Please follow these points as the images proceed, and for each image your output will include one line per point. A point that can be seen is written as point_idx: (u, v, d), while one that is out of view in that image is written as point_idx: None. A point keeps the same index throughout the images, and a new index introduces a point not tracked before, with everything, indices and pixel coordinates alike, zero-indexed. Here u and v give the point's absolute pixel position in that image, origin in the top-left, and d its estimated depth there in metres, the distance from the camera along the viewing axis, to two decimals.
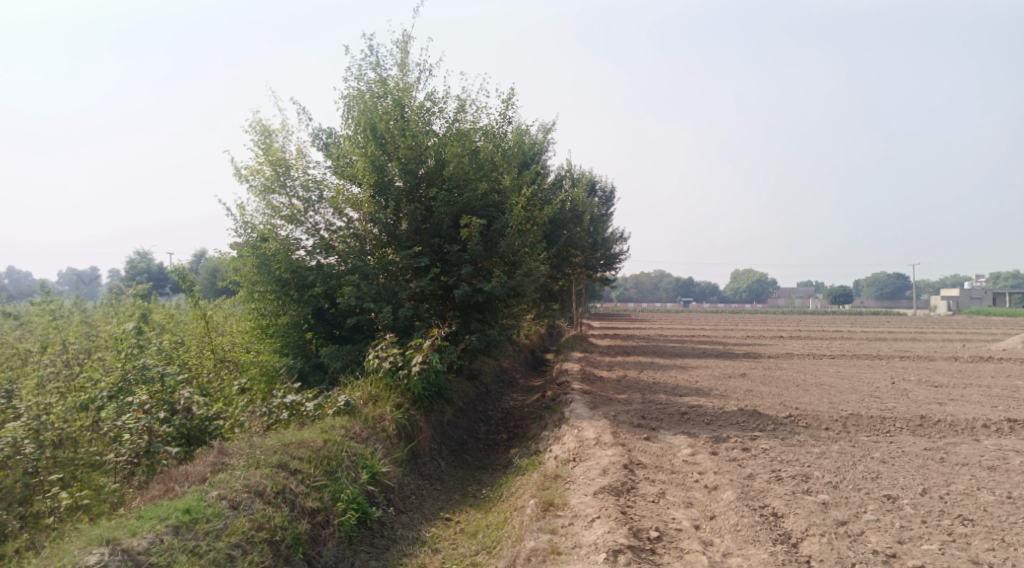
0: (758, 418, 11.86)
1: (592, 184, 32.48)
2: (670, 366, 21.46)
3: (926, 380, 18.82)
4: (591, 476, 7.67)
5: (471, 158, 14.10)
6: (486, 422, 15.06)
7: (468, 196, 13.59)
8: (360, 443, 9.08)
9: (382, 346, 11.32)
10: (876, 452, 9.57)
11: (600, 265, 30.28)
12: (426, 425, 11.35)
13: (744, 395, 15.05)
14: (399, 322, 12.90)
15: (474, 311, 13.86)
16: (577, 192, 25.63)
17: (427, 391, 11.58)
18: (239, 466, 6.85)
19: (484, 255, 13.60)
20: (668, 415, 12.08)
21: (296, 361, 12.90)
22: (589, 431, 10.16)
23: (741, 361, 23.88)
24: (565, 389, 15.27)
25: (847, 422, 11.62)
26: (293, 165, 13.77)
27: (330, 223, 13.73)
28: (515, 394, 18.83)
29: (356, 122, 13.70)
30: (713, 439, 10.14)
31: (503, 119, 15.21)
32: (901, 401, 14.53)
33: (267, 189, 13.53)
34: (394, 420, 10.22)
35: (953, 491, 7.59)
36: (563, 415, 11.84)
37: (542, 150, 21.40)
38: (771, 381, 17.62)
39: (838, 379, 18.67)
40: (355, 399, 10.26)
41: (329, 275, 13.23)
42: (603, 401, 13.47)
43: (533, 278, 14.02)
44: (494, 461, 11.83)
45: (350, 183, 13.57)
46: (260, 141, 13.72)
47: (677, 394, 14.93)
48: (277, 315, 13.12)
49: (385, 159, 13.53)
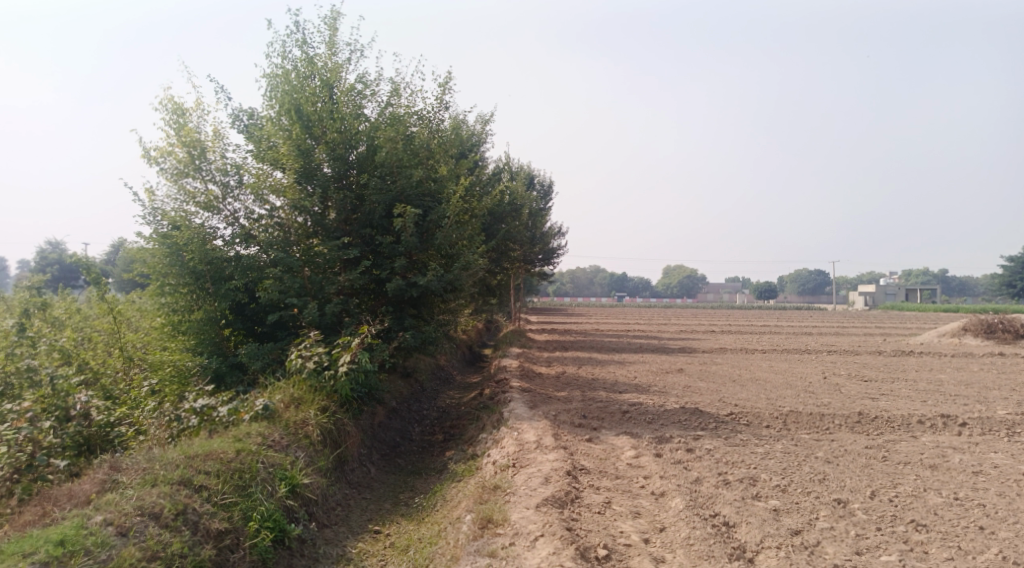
0: (700, 416, 11.57)
1: (530, 177, 32.10)
2: (608, 361, 21.18)
3: (856, 374, 19.03)
4: (531, 486, 7.14)
5: (405, 145, 13.39)
6: (420, 423, 14.42)
7: (401, 184, 12.85)
8: (280, 452, 8.31)
9: (307, 344, 10.52)
10: (819, 451, 9.34)
11: (538, 259, 29.91)
12: (355, 428, 10.64)
13: (683, 391, 14.79)
14: (325, 318, 12.09)
15: (408, 306, 13.13)
16: (515, 184, 25.13)
17: (356, 393, 10.85)
18: (131, 483, 6.23)
19: (418, 247, 12.89)
20: (608, 414, 11.66)
21: (211, 359, 11.94)
22: (528, 434, 9.63)
23: (678, 356, 23.83)
24: (503, 387, 14.73)
25: (789, 420, 11.42)
26: (209, 147, 12.80)
27: (250, 211, 12.80)
28: (451, 392, 18.20)
29: (281, 103, 12.83)
30: (657, 440, 9.75)
31: (440, 104, 14.54)
32: (836, 396, 14.52)
33: (181, 173, 12.54)
34: (318, 424, 9.48)
35: (902, 493, 7.34)
36: (500, 416, 11.28)
37: (480, 141, 20.81)
38: (708, 377, 17.47)
39: (773, 374, 18.69)
40: (274, 402, 9.49)
41: (249, 268, 12.34)
42: (541, 400, 12.97)
43: (471, 271, 13.38)
44: (428, 465, 11.19)
45: (272, 168, 12.69)
46: (172, 120, 12.71)
47: (616, 391, 14.56)
48: (190, 310, 12.14)
49: (312, 142, 12.69)
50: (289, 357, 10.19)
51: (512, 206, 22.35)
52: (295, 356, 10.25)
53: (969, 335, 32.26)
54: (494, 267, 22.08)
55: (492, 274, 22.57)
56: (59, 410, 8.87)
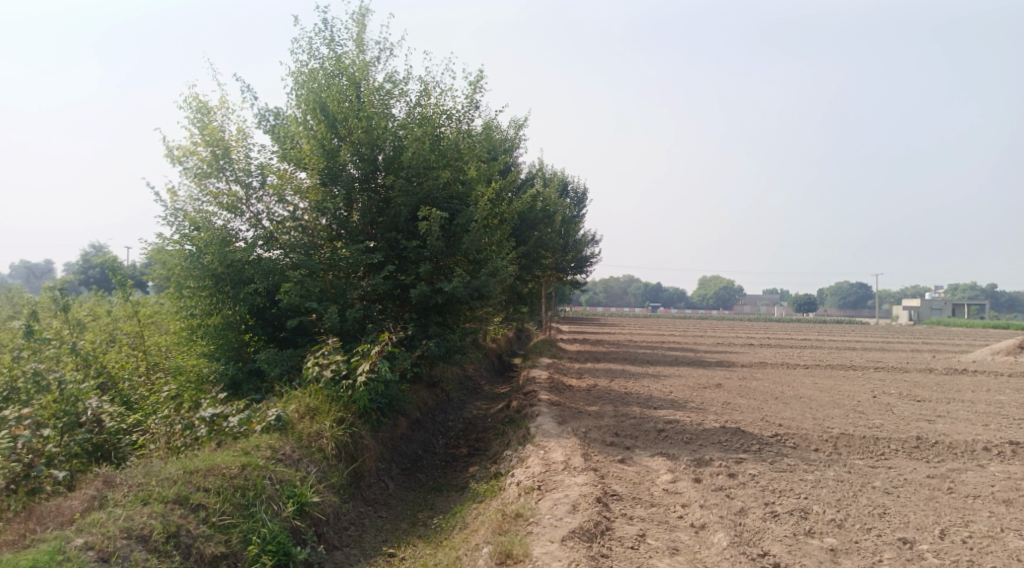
0: (741, 436, 10.78)
1: (564, 184, 31.50)
2: (642, 374, 20.41)
3: (906, 394, 17.96)
4: (557, 515, 6.49)
5: (433, 146, 12.88)
6: (445, 435, 13.87)
7: (428, 186, 12.31)
8: (290, 468, 7.78)
9: (325, 352, 10.02)
10: (876, 480, 8.51)
11: (571, 267, 29.24)
12: (373, 441, 10.10)
13: (722, 408, 13.99)
14: (347, 324, 11.58)
15: (433, 314, 12.54)
16: (549, 191, 24.54)
17: (376, 404, 10.32)
18: (121, 501, 5.79)
19: (445, 252, 12.32)
20: (643, 432, 10.94)
21: (229, 366, 11.49)
22: (556, 453, 8.97)
23: (716, 369, 22.93)
24: (531, 400, 14.10)
25: (838, 443, 10.57)
26: (233, 147, 12.41)
27: (273, 212, 12.38)
28: (478, 403, 17.61)
29: (306, 102, 12.42)
30: (695, 463, 9.02)
31: (470, 104, 14.01)
32: (888, 418, 13.58)
33: (205, 173, 12.18)
34: (333, 437, 8.95)
35: (976, 533, 6.53)
36: (527, 432, 10.64)
37: (513, 146, 20.29)
38: (748, 393, 16.62)
39: (817, 392, 17.73)
40: (288, 412, 9.00)
41: (270, 271, 11.91)
42: (571, 415, 12.30)
43: (500, 278, 12.79)
44: (449, 482, 10.61)
45: (297, 168, 12.27)
46: (196, 119, 12.35)
47: (650, 406, 13.82)
48: (209, 314, 11.68)
49: (337, 142, 12.24)
50: (305, 365, 9.68)
51: (544, 213, 21.75)
52: (312, 363, 9.75)
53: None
54: (526, 275, 21.45)
55: (523, 282, 21.96)
56: (67, 416, 8.47)
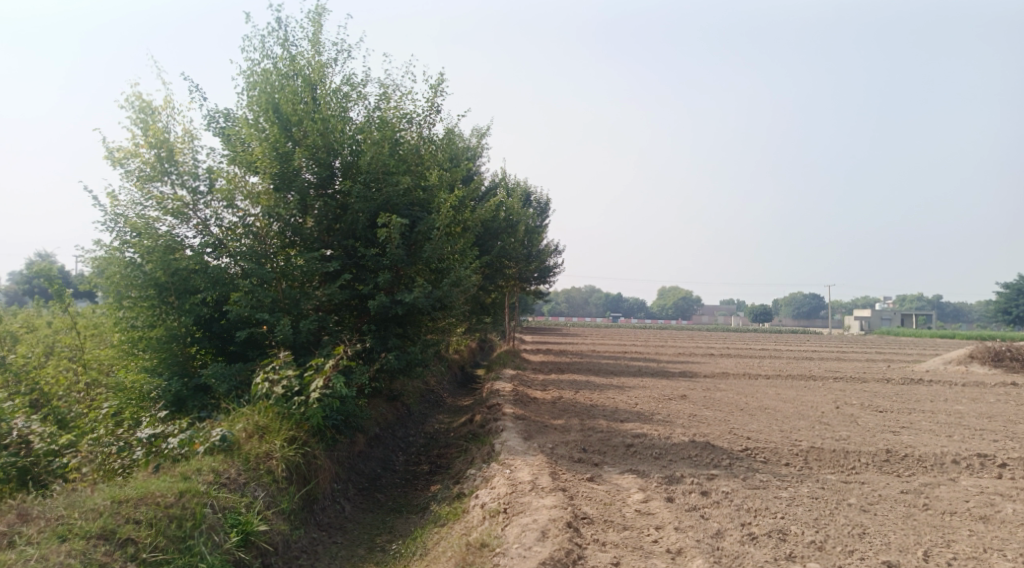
0: (712, 451, 10.48)
1: (527, 194, 31.19)
2: (606, 386, 20.10)
3: (868, 404, 17.96)
4: (525, 544, 6.05)
5: (393, 150, 12.40)
6: (405, 451, 13.32)
7: (387, 192, 11.81)
8: (235, 494, 7.20)
9: (276, 366, 9.42)
10: (852, 496, 8.25)
11: (534, 277, 28.91)
12: (328, 461, 9.54)
13: (689, 421, 13.70)
14: (300, 337, 10.94)
15: (393, 325, 11.99)
16: (511, 200, 24.19)
17: (330, 421, 9.76)
18: (35, 539, 5.28)
19: (405, 260, 11.81)
20: (611, 447, 10.56)
21: (172, 381, 10.69)
22: (522, 472, 8.53)
23: (679, 380, 22.75)
24: (495, 414, 13.63)
25: (810, 457, 10.33)
26: (179, 149, 11.75)
27: (222, 218, 11.71)
28: (440, 417, 17.08)
29: (259, 103, 11.85)
30: (666, 481, 8.66)
31: (431, 108, 13.57)
32: (854, 429, 13.44)
33: (148, 176, 11.48)
34: (283, 457, 8.36)
35: (960, 555, 6.27)
36: (491, 449, 10.18)
37: (475, 153, 19.87)
38: (713, 404, 16.40)
39: (781, 402, 17.61)
40: (235, 432, 8.39)
41: (219, 280, 11.17)
42: (536, 430, 11.87)
43: (462, 288, 12.33)
44: (409, 502, 10.07)
45: (248, 172, 11.67)
46: (139, 119, 11.65)
47: (617, 420, 13.46)
48: (151, 325, 10.98)
49: (291, 145, 11.69)
50: (254, 381, 9.08)
51: (507, 222, 21.38)
52: (261, 379, 9.14)
53: (976, 363, 31.22)
54: (488, 285, 21.01)
55: (486, 293, 21.52)
56: None
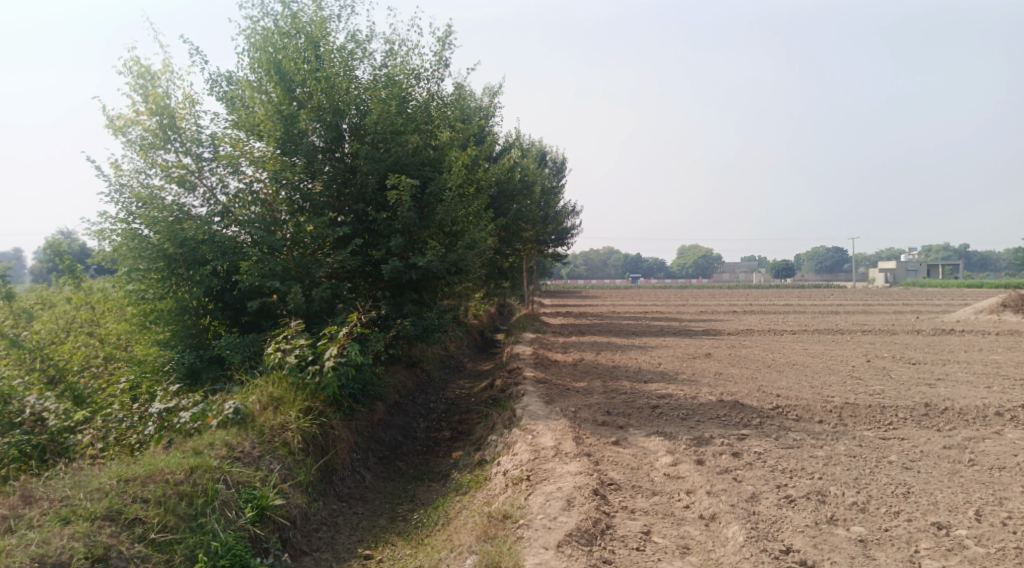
0: (741, 410, 10.10)
1: (542, 154, 30.58)
2: (629, 346, 19.75)
3: (900, 356, 17.45)
4: (550, 515, 5.76)
5: (401, 109, 11.94)
6: (425, 418, 13.11)
7: (396, 152, 11.38)
8: (250, 467, 6.97)
9: (288, 336, 9.15)
10: (892, 453, 7.86)
11: (551, 239, 28.44)
12: (346, 431, 9.30)
13: (715, 379, 13.33)
14: (313, 305, 10.68)
15: (407, 291, 11.69)
16: (526, 161, 23.67)
17: (347, 391, 9.50)
18: (36, 522, 5.08)
19: (417, 223, 11.44)
20: (636, 409, 10.23)
21: (185, 354, 10.47)
22: (545, 437, 8.23)
23: (704, 339, 22.32)
24: (516, 378, 13.35)
25: (844, 414, 9.93)
26: (181, 115, 11.37)
27: (228, 185, 11.37)
28: (460, 382, 16.86)
29: (261, 64, 11.42)
30: (695, 443, 8.32)
31: (439, 63, 13.05)
32: (888, 383, 12.99)
33: (151, 144, 11.15)
34: (299, 428, 8.12)
35: (1014, 514, 5.89)
36: (513, 414, 9.88)
37: (487, 112, 19.33)
38: (739, 361, 16.00)
39: (809, 358, 17.16)
40: (248, 403, 8.14)
41: (228, 249, 10.87)
42: (559, 393, 11.56)
43: (478, 250, 11.95)
44: (431, 470, 9.85)
45: (252, 137, 11.31)
46: (139, 85, 11.27)
47: (641, 380, 13.12)
48: (161, 298, 10.74)
49: (296, 107, 11.29)
50: (266, 351, 8.80)
51: (522, 182, 20.89)
52: (273, 349, 8.87)
53: (1008, 311, 30.41)
54: (506, 248, 20.63)
55: (503, 255, 21.15)
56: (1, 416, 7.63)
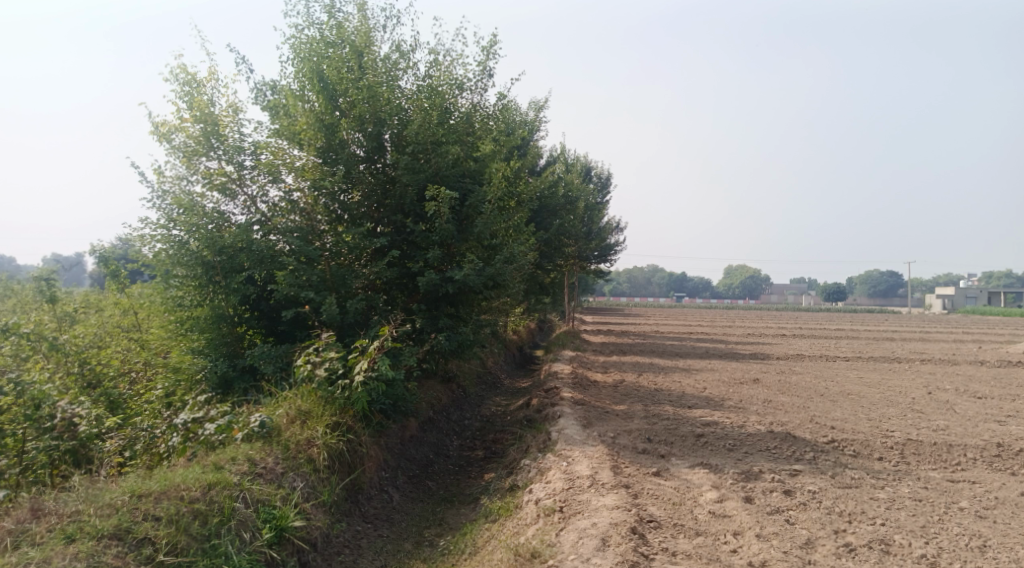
0: (792, 442, 9.49)
1: (587, 169, 30.19)
2: (672, 368, 19.13)
3: (962, 389, 16.46)
4: (583, 556, 5.32)
5: (443, 119, 11.68)
6: (459, 435, 12.74)
7: (436, 163, 11.13)
8: (272, 485, 6.67)
9: (318, 348, 8.87)
10: (962, 499, 7.21)
11: (595, 256, 27.94)
12: (374, 448, 8.97)
13: (764, 407, 12.67)
14: (348, 317, 10.43)
15: (444, 304, 11.37)
16: (571, 176, 23.28)
17: (378, 406, 9.19)
18: (42, 540, 4.85)
19: (456, 236, 11.14)
20: (679, 437, 9.69)
21: (219, 362, 10.26)
22: (581, 465, 7.77)
23: (751, 363, 21.53)
24: (553, 398, 12.90)
25: (906, 452, 9.23)
26: (225, 123, 11.27)
27: (269, 194, 11.21)
28: (497, 399, 16.45)
29: (304, 72, 11.29)
30: (743, 477, 7.76)
31: (483, 73, 12.79)
32: (951, 419, 12.17)
33: (194, 151, 11.06)
34: (325, 444, 7.80)
35: None
36: (548, 437, 9.45)
37: (532, 125, 19.02)
38: (789, 388, 15.27)
39: (864, 387, 16.32)
40: (274, 417, 7.86)
41: (265, 258, 10.66)
42: (598, 417, 11.08)
43: (517, 266, 11.59)
44: (462, 491, 9.45)
45: (293, 146, 11.16)
46: (184, 91, 11.21)
47: (685, 405, 12.55)
48: (197, 305, 10.55)
49: (338, 116, 11.13)
50: (296, 363, 8.52)
51: (566, 197, 20.51)
52: (303, 361, 8.59)
53: None
54: (548, 263, 20.21)
55: (545, 271, 20.72)
56: (30, 422, 7.44)
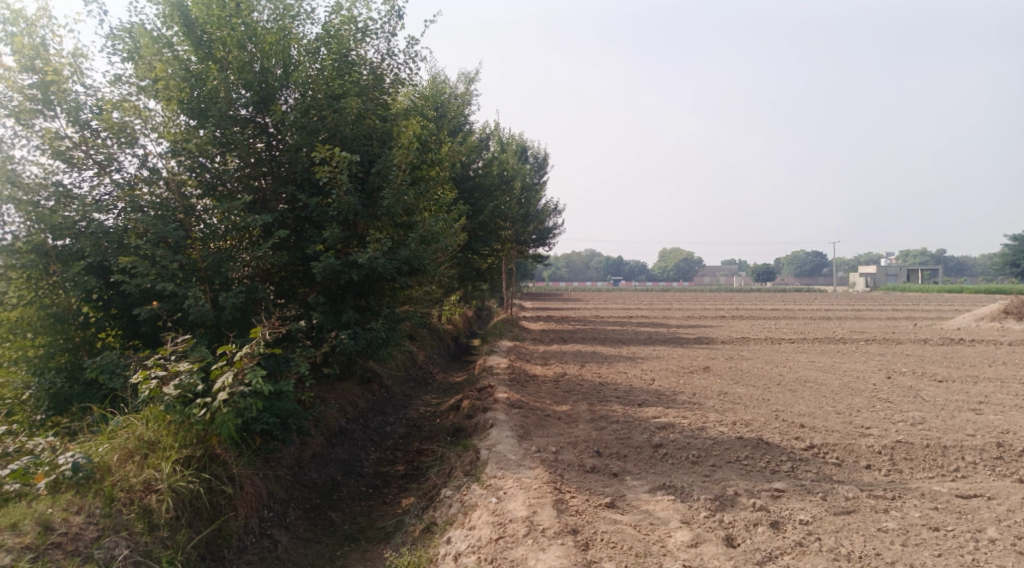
0: (766, 449, 7.97)
1: (521, 147, 28.46)
2: (617, 357, 17.64)
3: (923, 372, 15.40)
4: None
5: (343, 69, 9.67)
6: (377, 447, 10.87)
7: (332, 120, 9.20)
8: (73, 559, 5.07)
9: (169, 357, 6.83)
10: (990, 526, 5.76)
11: (532, 239, 26.27)
12: (253, 481, 7.07)
13: (723, 402, 11.17)
14: (223, 315, 8.41)
15: (351, 294, 9.42)
16: (504, 153, 21.48)
17: (256, 427, 7.26)
18: None
19: (360, 212, 9.21)
20: (635, 448, 8.06)
21: (51, 378, 8.07)
22: (515, 500, 6.06)
23: (699, 348, 20.20)
24: (486, 400, 11.11)
25: (898, 458, 7.79)
26: (64, 73, 9.03)
27: (122, 162, 9.08)
28: (426, 398, 14.58)
29: (165, 11, 9.12)
30: (717, 506, 6.15)
31: (391, 15, 10.75)
32: (927, 408, 10.94)
33: (26, 110, 8.78)
34: (171, 488, 6.02)
35: None
36: (476, 457, 7.68)
37: (457, 91, 17.08)
38: (745, 378, 13.91)
39: (820, 373, 15.04)
40: (100, 455, 5.96)
41: (114, 240, 8.61)
42: (536, 424, 9.35)
43: (438, 245, 9.72)
44: (371, 525, 7.62)
45: (151, 99, 9.09)
46: (5, 31, 8.88)
47: (635, 403, 10.95)
48: (28, 302, 8.24)
49: (208, 65, 9.06)
50: (136, 379, 6.45)
51: (498, 172, 18.68)
52: (146, 376, 6.48)
53: (1011, 319, 28.68)
54: (482, 247, 18.37)
55: (480, 255, 18.93)
56: None
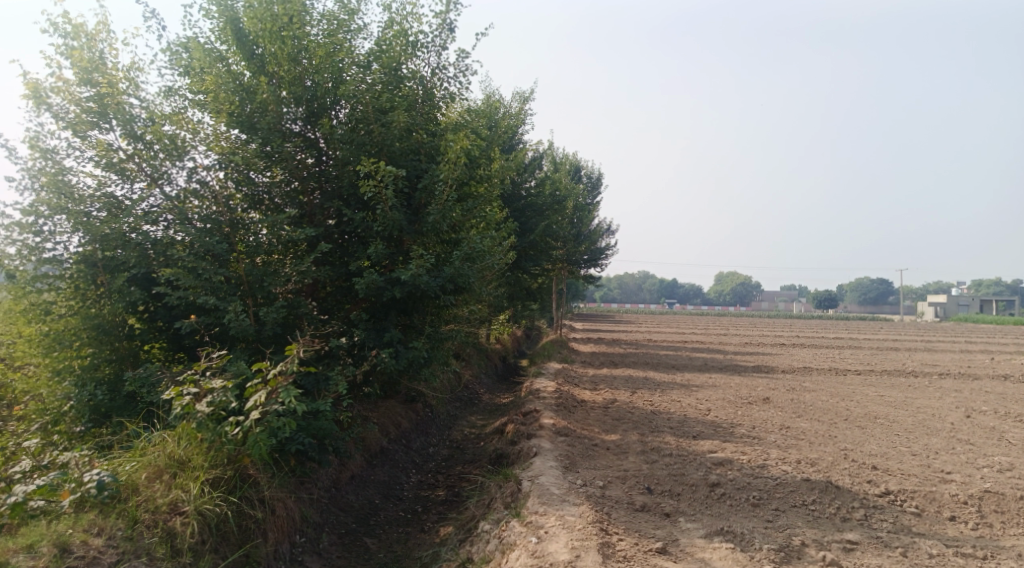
0: (835, 494, 7.29)
1: (576, 167, 28.05)
2: (671, 384, 16.95)
3: (1004, 411, 14.28)
4: None
5: (393, 82, 9.45)
6: (419, 470, 10.50)
7: (380, 134, 9.01)
8: None
9: (204, 373, 6.58)
10: None
11: (585, 260, 25.76)
12: (285, 505, 6.75)
13: (785, 438, 10.44)
14: (265, 330, 8.18)
15: (394, 311, 9.11)
16: (558, 172, 21.10)
17: (291, 448, 6.95)
18: None
19: (406, 227, 8.92)
20: (690, 485, 7.48)
21: (92, 390, 7.85)
22: (557, 540, 5.59)
23: (758, 378, 19.31)
24: (531, 425, 10.65)
25: (986, 510, 7.01)
26: (120, 86, 9.04)
27: (173, 175, 9.02)
28: (472, 420, 14.18)
29: (219, 23, 9.06)
30: (782, 558, 5.55)
31: (442, 28, 10.51)
32: (1013, 453, 9.99)
33: (82, 121, 8.80)
34: (198, 511, 5.74)
35: None
36: (518, 488, 7.22)
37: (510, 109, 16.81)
38: (808, 412, 13.09)
39: (891, 409, 14.07)
40: (129, 474, 5.71)
41: (161, 252, 8.49)
42: (583, 454, 8.84)
43: (484, 263, 9.36)
44: (406, 556, 7.23)
45: (202, 111, 9.04)
46: (66, 45, 8.94)
47: (689, 435, 10.32)
48: (74, 313, 8.15)
49: (259, 78, 8.94)
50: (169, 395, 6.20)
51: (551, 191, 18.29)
52: (179, 393, 6.22)
53: None
54: (533, 267, 17.98)
55: (531, 275, 18.55)
56: None
